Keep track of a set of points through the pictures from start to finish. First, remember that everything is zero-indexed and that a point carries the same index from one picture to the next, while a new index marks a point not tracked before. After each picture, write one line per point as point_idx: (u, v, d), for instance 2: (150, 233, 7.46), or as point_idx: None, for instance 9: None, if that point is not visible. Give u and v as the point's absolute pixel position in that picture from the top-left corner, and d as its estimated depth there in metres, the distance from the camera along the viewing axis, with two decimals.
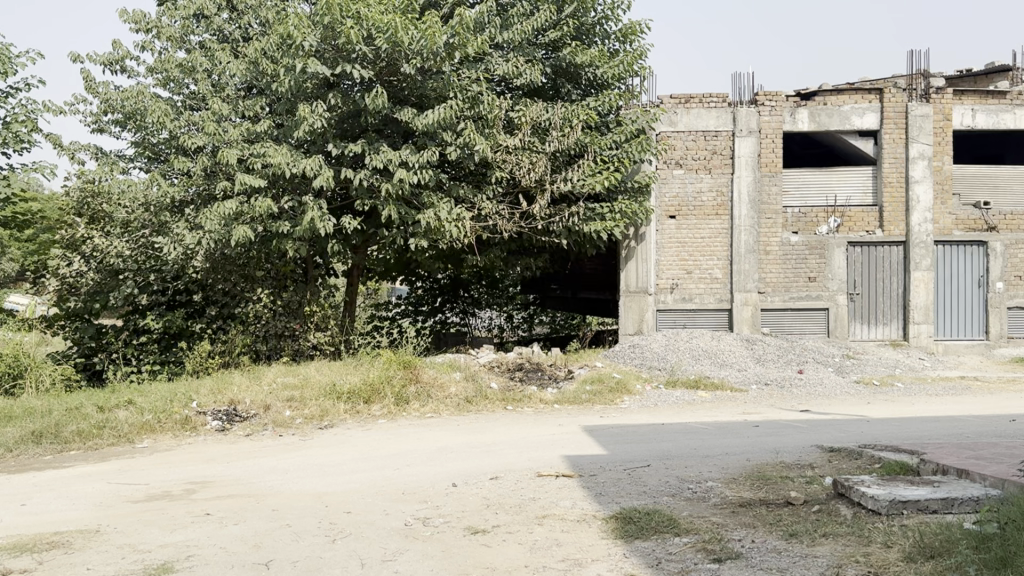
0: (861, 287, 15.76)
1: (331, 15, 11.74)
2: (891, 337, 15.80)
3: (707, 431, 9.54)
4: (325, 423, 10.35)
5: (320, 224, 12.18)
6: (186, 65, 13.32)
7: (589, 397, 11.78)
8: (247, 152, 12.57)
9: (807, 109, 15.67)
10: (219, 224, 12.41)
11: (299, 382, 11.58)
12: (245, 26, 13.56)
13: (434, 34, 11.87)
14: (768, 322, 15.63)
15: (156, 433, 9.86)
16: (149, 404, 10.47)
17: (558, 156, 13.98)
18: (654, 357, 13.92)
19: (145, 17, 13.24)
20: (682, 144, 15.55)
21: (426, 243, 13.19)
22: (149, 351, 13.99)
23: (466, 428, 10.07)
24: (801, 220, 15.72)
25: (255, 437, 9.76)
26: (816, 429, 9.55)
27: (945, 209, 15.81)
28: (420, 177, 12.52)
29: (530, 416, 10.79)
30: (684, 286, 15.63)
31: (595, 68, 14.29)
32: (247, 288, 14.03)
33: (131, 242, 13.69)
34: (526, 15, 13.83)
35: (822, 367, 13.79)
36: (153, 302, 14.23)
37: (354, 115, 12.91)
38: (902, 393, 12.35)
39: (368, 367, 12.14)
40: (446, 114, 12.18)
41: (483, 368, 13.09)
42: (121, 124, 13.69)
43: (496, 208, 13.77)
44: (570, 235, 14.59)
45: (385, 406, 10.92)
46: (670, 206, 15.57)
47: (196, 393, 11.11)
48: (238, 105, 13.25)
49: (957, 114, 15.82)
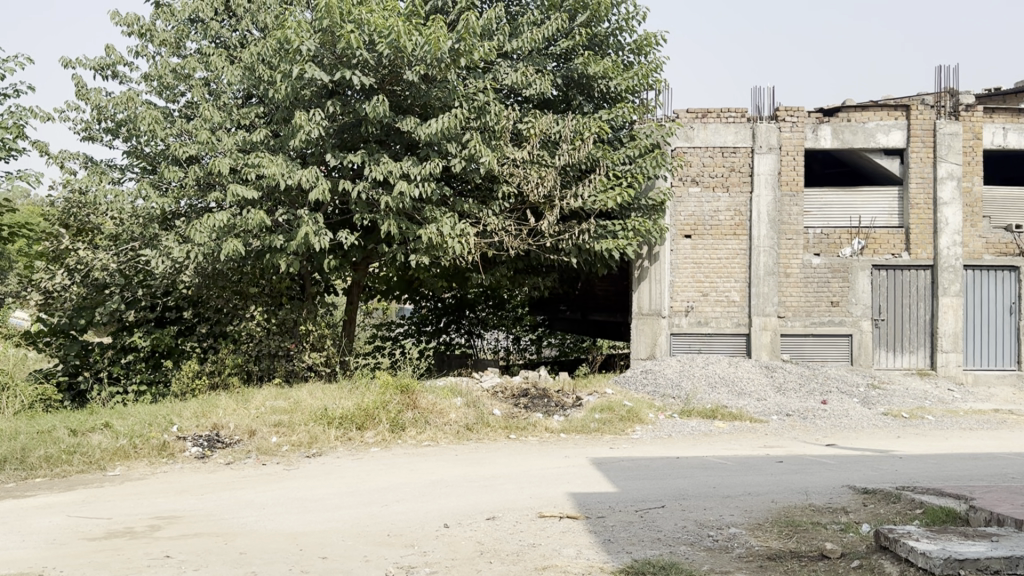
0: (886, 312, 14.96)
1: (331, 18, 11.18)
2: (918, 367, 14.97)
3: (726, 467, 8.76)
4: (313, 451, 9.62)
5: (315, 238, 11.52)
6: (180, 71, 12.69)
7: (598, 426, 11.01)
8: (242, 164, 11.95)
9: (830, 126, 14.93)
10: (209, 237, 11.73)
11: (290, 406, 10.85)
12: (245, 32, 12.95)
13: (439, 39, 11.29)
14: (788, 348, 14.86)
15: (130, 460, 9.19)
16: (126, 427, 9.83)
17: (569, 170, 13.33)
18: (668, 384, 13.15)
19: (138, 19, 12.66)
20: (699, 160, 14.85)
21: (426, 260, 12.50)
22: (136, 371, 13.41)
23: (465, 459, 9.32)
24: (823, 242, 15.00)
25: (237, 465, 9.05)
26: (845, 466, 8.76)
27: (975, 232, 15.03)
28: (422, 190, 11.85)
29: (534, 446, 10.04)
30: (700, 309, 14.88)
31: (609, 80, 13.63)
32: (240, 305, 13.34)
33: (119, 255, 12.96)
34: (537, 23, 13.23)
35: (847, 398, 12.97)
36: (141, 318, 13.57)
37: (354, 126, 12.29)
38: (933, 426, 11.53)
39: (363, 391, 11.39)
40: (450, 123, 11.55)
41: (485, 393, 12.32)
42: (113, 133, 13.14)
43: (503, 224, 13.13)
44: (580, 253, 13.89)
45: (380, 434, 10.21)
46: (685, 225, 14.85)
47: (178, 416, 10.43)
48: (233, 113, 12.65)
49: (988, 133, 15.06)
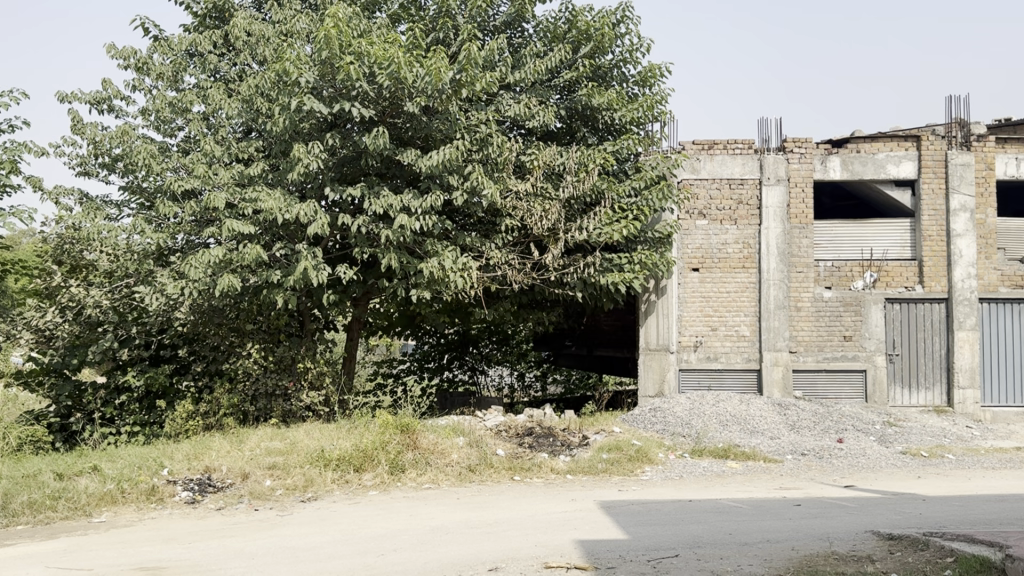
0: (901, 347, 14.57)
1: (331, 49, 10.95)
2: (935, 404, 14.54)
3: (741, 510, 8.33)
4: (308, 495, 9.21)
5: (313, 273, 11.20)
6: (178, 105, 12.46)
7: (606, 467, 10.58)
8: (239, 198, 11.69)
9: (839, 157, 14.67)
10: (205, 272, 11.43)
11: (286, 447, 10.48)
12: (243, 65, 12.76)
13: (440, 71, 11.08)
14: (800, 385, 14.45)
15: (117, 506, 8.80)
16: (115, 471, 9.47)
17: (573, 203, 13.08)
18: (678, 423, 12.72)
19: (134, 52, 12.48)
20: (706, 193, 14.58)
21: (428, 295, 12.19)
22: (129, 412, 13.06)
23: (467, 503, 8.89)
24: (835, 275, 14.67)
25: (228, 511, 8.64)
26: (867, 510, 8.32)
27: (990, 265, 14.65)
28: (423, 223, 11.57)
29: (540, 489, 9.62)
30: (709, 344, 14.50)
31: (613, 112, 13.40)
32: (236, 343, 12.95)
33: (113, 292, 12.70)
34: (540, 55, 13.05)
35: (863, 436, 12.53)
36: (135, 357, 13.20)
37: (354, 158, 12.04)
38: (955, 466, 11.07)
39: (362, 431, 11.00)
40: (452, 155, 11.30)
41: (488, 432, 11.91)
42: (109, 168, 12.92)
43: (506, 258, 12.81)
44: (585, 287, 13.55)
45: (378, 476, 9.80)
46: (692, 258, 14.53)
47: (169, 459, 10.08)
48: (232, 147, 12.41)
49: (1001, 164, 14.75)
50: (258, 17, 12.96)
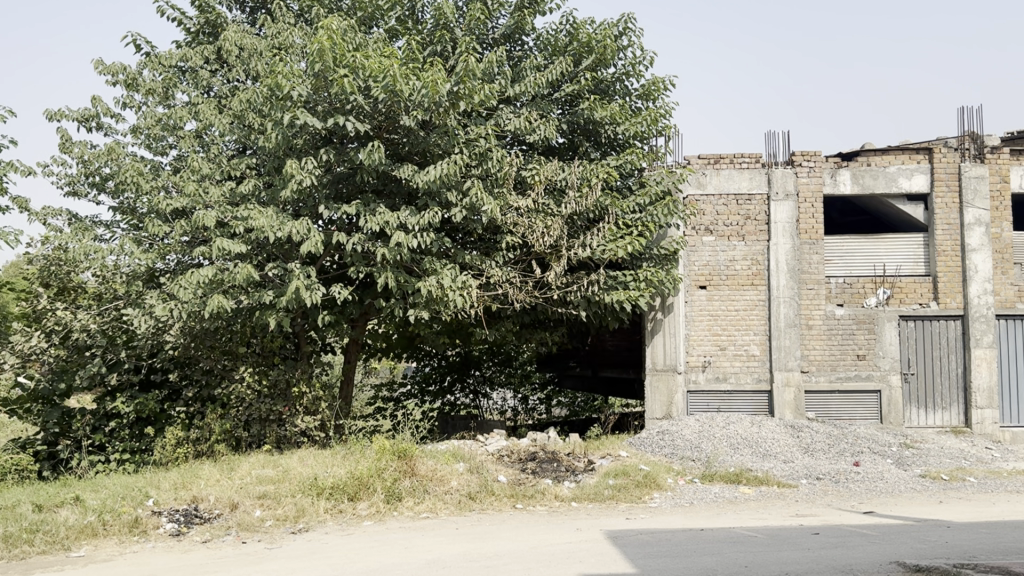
0: (916, 366, 14.09)
1: (324, 61, 10.60)
2: (953, 425, 14.04)
3: (756, 540, 7.84)
4: (299, 526, 8.75)
5: (307, 293, 10.76)
6: (168, 122, 12.15)
7: (612, 494, 10.10)
8: (230, 216, 11.33)
9: (849, 170, 14.26)
10: (194, 293, 11.03)
11: (277, 475, 10.05)
12: (236, 80, 12.45)
13: (437, 83, 10.75)
14: (813, 406, 13.97)
15: (97, 539, 8.34)
16: (98, 502, 9.06)
17: (575, 219, 12.70)
18: (687, 446, 12.25)
19: (122, 68, 12.22)
20: (712, 208, 14.19)
21: (426, 314, 11.77)
22: (119, 438, 12.68)
23: (466, 534, 8.41)
24: (846, 291, 14.17)
25: (213, 544, 8.18)
26: (890, 538, 7.83)
27: (1007, 280, 14.18)
28: (421, 241, 11.19)
29: (543, 517, 9.16)
30: (718, 364, 14.04)
31: (616, 125, 13.04)
32: (229, 366, 12.51)
33: (102, 315, 12.37)
34: (541, 67, 12.73)
35: (880, 459, 12.04)
36: (124, 382, 12.83)
37: (349, 175, 11.69)
38: (977, 490, 10.56)
39: (358, 457, 10.55)
40: (449, 169, 10.91)
41: (490, 458, 11.45)
42: (99, 188, 12.63)
43: (507, 275, 12.40)
44: (590, 306, 13.15)
45: (373, 505, 9.33)
46: (699, 276, 14.12)
47: (155, 489, 9.67)
48: (224, 164, 12.06)
49: (1016, 176, 14.32)
50: (252, 32, 12.70)
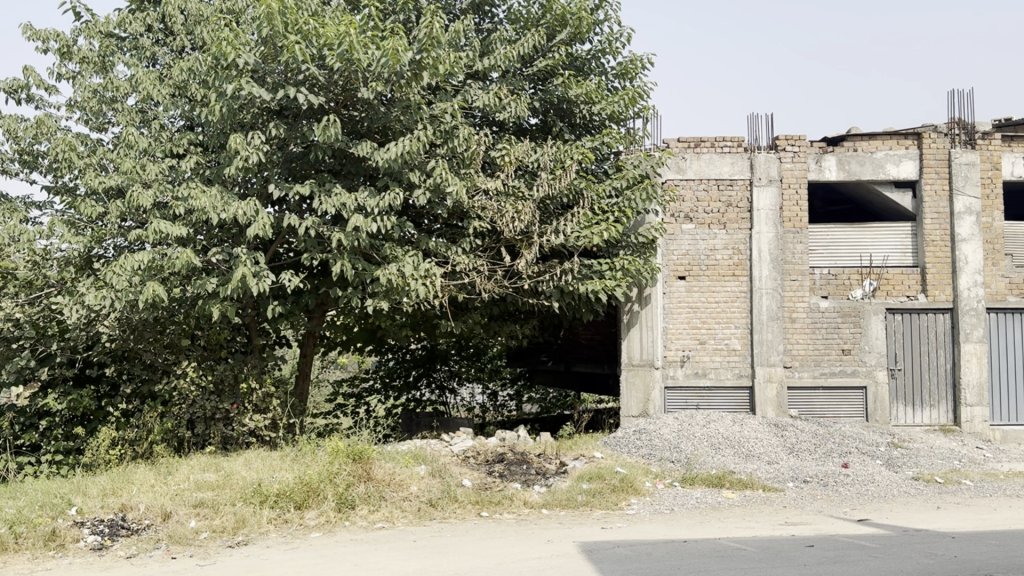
0: (903, 361, 13.46)
1: (273, 26, 9.65)
2: (940, 423, 13.44)
3: (746, 554, 7.06)
4: (238, 538, 7.85)
5: (253, 281, 9.80)
6: (104, 94, 11.14)
7: (586, 500, 9.30)
8: (170, 196, 10.38)
9: (835, 156, 13.56)
10: (130, 281, 10.04)
11: (219, 480, 9.13)
12: (179, 49, 11.48)
13: (398, 51, 9.78)
14: (796, 403, 13.29)
15: (7, 554, 7.39)
16: (12, 512, 8.09)
17: (548, 204, 11.87)
18: (665, 447, 11.51)
19: (54, 35, 11.20)
20: (692, 194, 13.44)
21: (387, 305, 10.89)
22: (51, 437, 11.83)
23: (423, 548, 7.52)
24: (831, 283, 13.55)
25: (139, 560, 7.26)
26: (893, 551, 7.09)
27: (997, 271, 13.62)
28: (381, 225, 10.29)
29: (511, 527, 8.31)
30: (697, 359, 13.31)
31: (591, 105, 12.25)
32: (171, 361, 11.55)
33: (32, 304, 11.29)
34: (511, 41, 11.89)
35: (869, 460, 11.36)
36: (58, 377, 11.92)
37: (304, 154, 10.80)
38: (975, 494, 9.89)
39: (310, 460, 9.62)
40: (411, 147, 10.03)
41: (454, 460, 10.61)
42: (30, 166, 11.63)
43: (473, 263, 11.53)
44: (562, 296, 12.37)
45: (322, 514, 8.45)
46: (678, 266, 13.37)
47: (81, 497, 8.70)
48: (165, 141, 11.08)
49: (1007, 163, 13.75)
50: None
